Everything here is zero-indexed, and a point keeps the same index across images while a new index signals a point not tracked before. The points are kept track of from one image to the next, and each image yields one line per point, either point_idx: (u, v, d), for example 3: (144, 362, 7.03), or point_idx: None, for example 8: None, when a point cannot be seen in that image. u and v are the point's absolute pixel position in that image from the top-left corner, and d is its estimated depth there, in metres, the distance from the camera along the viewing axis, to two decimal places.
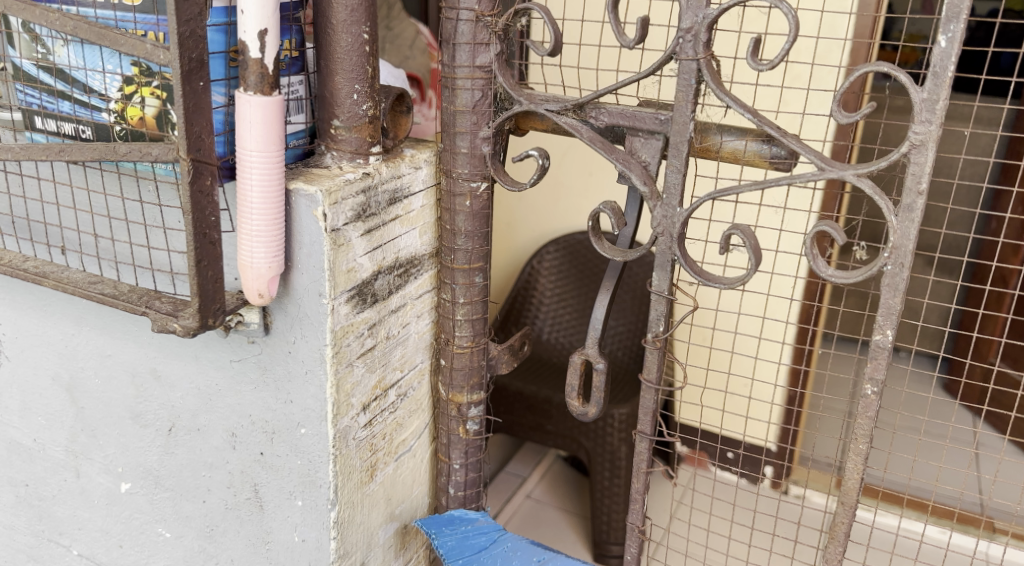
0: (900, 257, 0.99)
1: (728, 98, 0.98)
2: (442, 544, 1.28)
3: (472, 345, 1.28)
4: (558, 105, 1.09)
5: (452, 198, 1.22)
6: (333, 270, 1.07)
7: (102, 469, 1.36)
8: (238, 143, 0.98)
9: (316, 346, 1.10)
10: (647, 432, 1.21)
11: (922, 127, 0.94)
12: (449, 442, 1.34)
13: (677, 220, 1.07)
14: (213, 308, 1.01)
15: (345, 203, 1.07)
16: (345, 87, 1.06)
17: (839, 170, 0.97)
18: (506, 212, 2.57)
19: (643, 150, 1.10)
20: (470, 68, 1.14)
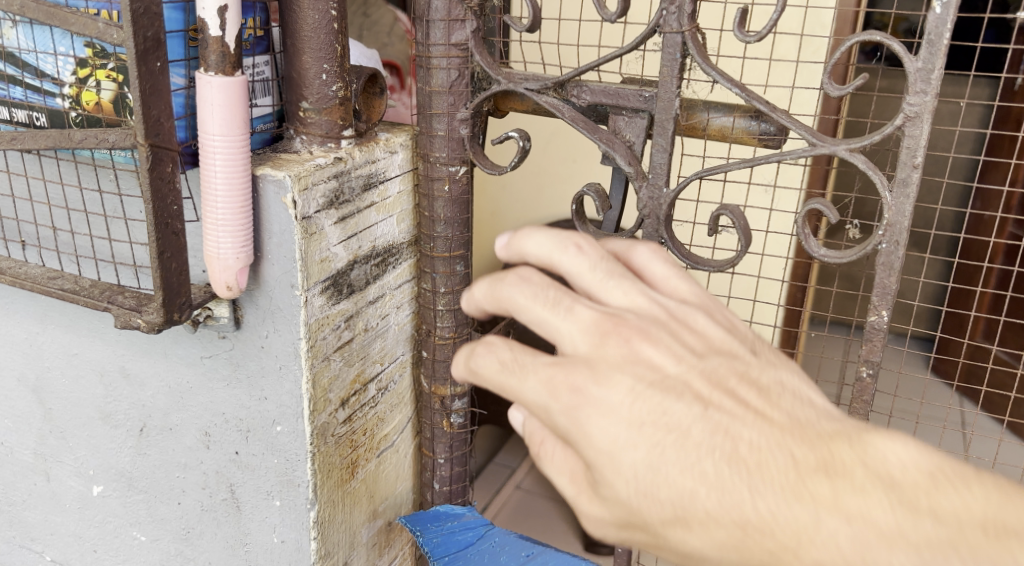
0: (896, 234, 0.95)
1: (715, 72, 0.93)
2: (428, 541, 1.24)
3: (454, 336, 1.24)
4: (537, 84, 1.04)
5: (430, 183, 1.17)
6: (305, 260, 1.02)
7: (73, 473, 1.31)
8: (199, 127, 0.93)
9: (289, 340, 1.06)
10: None
11: (917, 98, 0.90)
12: (433, 437, 1.30)
13: (663, 202, 1.02)
14: (179, 302, 0.96)
15: (316, 189, 1.02)
16: (313, 68, 1.01)
17: (831, 145, 0.92)
18: (490, 201, 2.48)
19: (627, 129, 1.05)
20: (445, 46, 1.09)
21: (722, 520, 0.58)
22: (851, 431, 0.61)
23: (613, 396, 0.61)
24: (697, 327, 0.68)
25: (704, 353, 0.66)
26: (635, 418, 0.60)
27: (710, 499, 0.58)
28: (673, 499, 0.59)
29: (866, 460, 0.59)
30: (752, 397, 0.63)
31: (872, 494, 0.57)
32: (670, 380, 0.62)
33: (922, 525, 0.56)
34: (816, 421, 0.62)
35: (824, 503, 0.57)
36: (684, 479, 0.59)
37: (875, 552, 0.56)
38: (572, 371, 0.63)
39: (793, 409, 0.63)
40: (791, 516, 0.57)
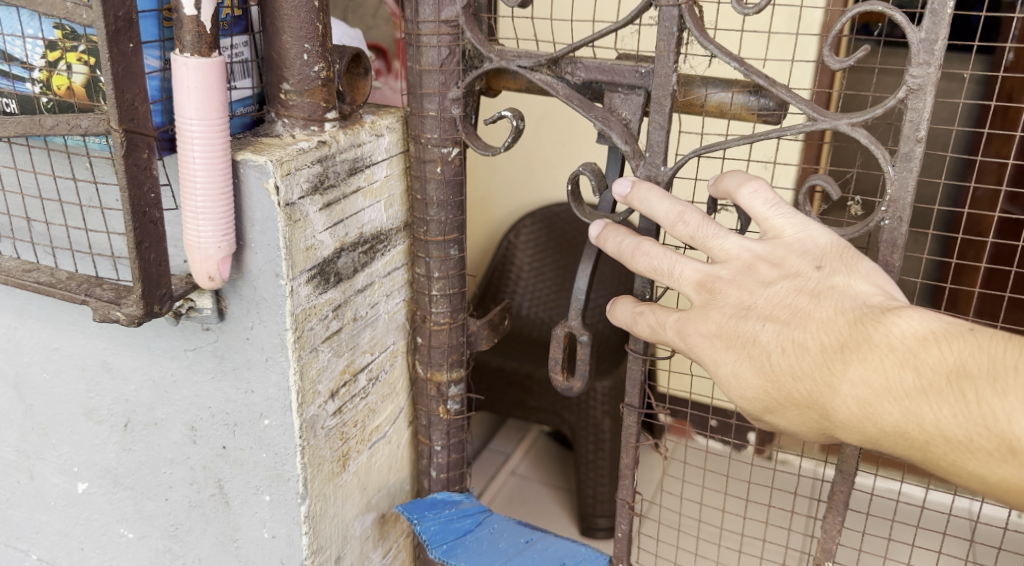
0: (899, 210, 0.92)
1: (713, 46, 0.90)
2: (425, 529, 1.20)
3: (450, 322, 1.22)
4: (531, 61, 1.01)
5: (423, 165, 1.14)
6: (289, 248, 0.98)
7: (57, 470, 1.28)
8: (176, 111, 0.89)
9: (275, 331, 1.02)
10: (636, 405, 1.15)
11: (920, 70, 0.87)
12: (429, 424, 1.28)
13: (662, 179, 1.00)
14: (159, 294, 0.92)
15: (300, 173, 0.98)
16: (293, 48, 0.97)
17: (832, 120, 0.89)
18: (481, 186, 2.58)
19: (623, 107, 1.02)
20: (435, 23, 1.05)
21: (777, 392, 0.89)
22: (870, 318, 0.85)
23: (711, 330, 0.91)
24: (778, 254, 0.90)
25: (774, 279, 0.89)
26: (725, 339, 0.90)
27: (770, 383, 0.89)
28: (752, 383, 0.90)
29: (875, 340, 0.83)
30: (802, 303, 0.87)
31: (872, 364, 0.83)
32: (748, 310, 0.89)
33: (905, 378, 0.82)
34: (847, 312, 0.86)
35: (838, 376, 0.85)
36: (757, 374, 0.89)
37: (873, 403, 0.84)
38: (689, 319, 0.93)
39: (835, 305, 0.86)
40: (818, 390, 0.86)
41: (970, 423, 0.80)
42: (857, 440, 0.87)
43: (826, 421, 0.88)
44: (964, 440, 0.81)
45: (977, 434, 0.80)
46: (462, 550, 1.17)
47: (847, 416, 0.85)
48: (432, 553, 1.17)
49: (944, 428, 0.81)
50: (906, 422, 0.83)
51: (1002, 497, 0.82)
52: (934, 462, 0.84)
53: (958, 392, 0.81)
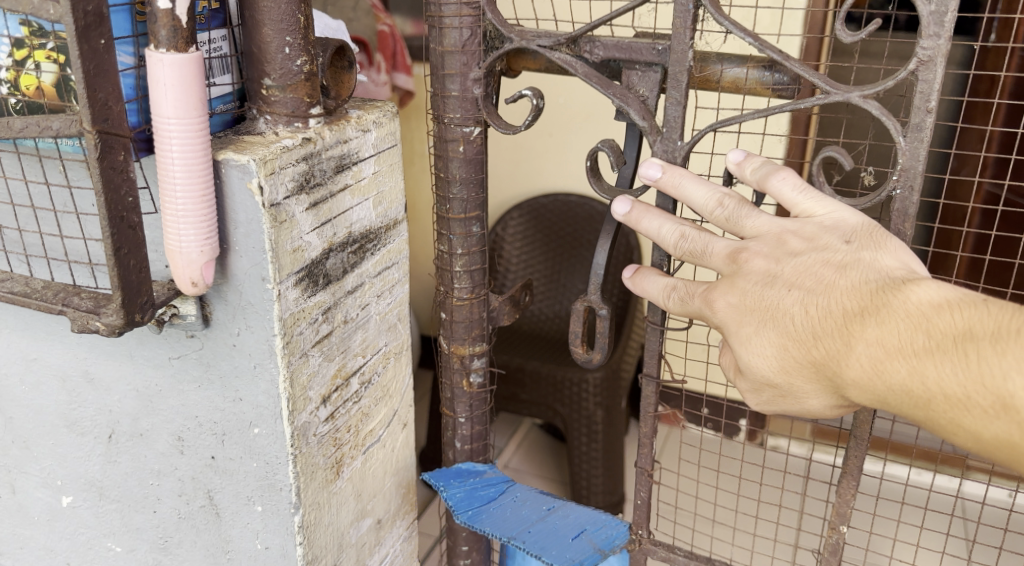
0: (910, 179, 0.92)
1: (728, 22, 0.92)
2: (451, 495, 1.25)
3: (472, 297, 1.24)
4: (551, 40, 1.02)
5: (444, 145, 1.17)
6: (276, 250, 0.94)
7: (39, 484, 1.23)
8: (153, 109, 0.85)
9: (264, 337, 0.98)
10: (654, 376, 1.17)
11: (931, 41, 0.86)
12: (453, 397, 1.30)
13: (678, 154, 1.01)
14: (141, 302, 0.88)
15: (284, 172, 0.94)
16: (274, 41, 0.93)
17: (844, 93, 0.89)
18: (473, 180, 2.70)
19: (640, 84, 1.04)
20: (457, 5, 1.08)
21: (796, 354, 0.88)
22: (892, 286, 0.84)
23: (737, 299, 0.91)
24: (809, 230, 0.90)
25: (803, 250, 0.89)
26: (748, 306, 0.90)
27: (790, 343, 0.88)
28: (772, 346, 0.89)
29: (894, 305, 0.82)
30: (829, 275, 0.87)
31: (889, 326, 0.82)
32: (775, 278, 0.89)
33: (916, 339, 0.81)
34: (870, 282, 0.85)
35: (854, 335, 0.83)
36: (779, 335, 0.88)
37: (884, 363, 0.82)
38: (716, 287, 0.93)
39: (861, 276, 0.86)
40: (832, 347, 0.85)
41: (970, 382, 0.78)
42: (866, 401, 0.85)
43: (838, 380, 0.86)
44: (962, 398, 0.79)
45: (975, 392, 0.78)
46: (487, 516, 1.22)
47: (857, 375, 0.84)
48: (459, 518, 1.22)
49: (945, 387, 0.79)
50: (911, 381, 0.81)
51: (995, 457, 0.79)
52: (935, 422, 0.81)
53: (962, 354, 0.79)
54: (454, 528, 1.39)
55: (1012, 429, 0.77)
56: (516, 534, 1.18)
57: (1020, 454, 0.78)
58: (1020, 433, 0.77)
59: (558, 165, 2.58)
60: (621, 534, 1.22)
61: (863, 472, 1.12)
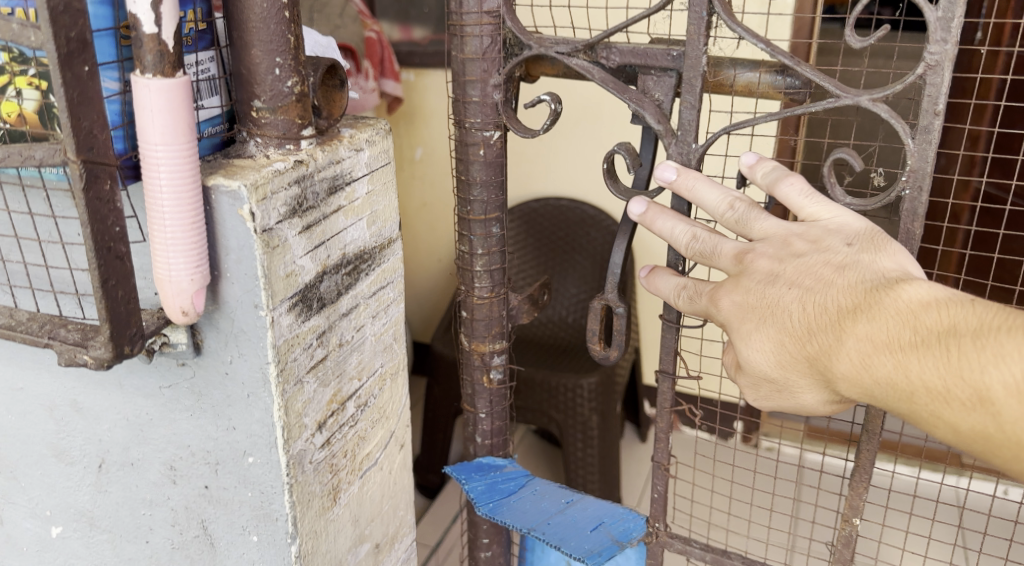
0: (919, 180, 0.97)
1: (741, 29, 0.96)
2: (472, 488, 1.29)
3: (491, 295, 1.27)
4: (568, 46, 1.07)
5: (465, 148, 1.20)
6: (269, 276, 0.91)
7: (28, 514, 1.20)
8: (140, 136, 0.82)
9: (257, 365, 0.95)
10: (669, 372, 1.21)
11: (938, 47, 0.90)
12: (474, 392, 1.34)
13: (693, 156, 1.05)
14: (130, 333, 0.85)
15: (276, 197, 0.91)
16: (263, 62, 0.90)
17: (854, 96, 0.95)
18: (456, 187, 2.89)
19: (656, 88, 1.07)
20: (478, 14, 1.12)
21: (792, 350, 0.90)
22: (885, 285, 0.86)
23: (740, 299, 0.94)
24: (814, 232, 0.93)
25: (806, 252, 0.92)
26: (751, 305, 0.93)
27: (787, 339, 0.90)
28: (769, 342, 0.92)
29: (884, 302, 0.84)
30: (828, 273, 0.89)
31: (878, 322, 0.84)
32: (777, 277, 0.91)
33: (904, 334, 0.83)
34: (866, 281, 0.87)
35: (845, 332, 0.86)
36: (777, 332, 0.91)
37: (874, 358, 0.84)
38: (721, 287, 0.96)
39: (858, 276, 0.88)
40: (825, 342, 0.87)
41: (950, 376, 0.80)
42: (854, 395, 0.87)
43: (829, 375, 0.88)
44: (942, 391, 0.81)
45: (955, 385, 0.80)
46: (507, 507, 1.27)
47: (847, 370, 0.86)
48: (480, 509, 1.26)
49: (927, 380, 0.81)
50: (897, 375, 0.83)
51: (974, 448, 0.82)
52: (918, 414, 0.84)
53: (944, 349, 0.81)
54: (476, 520, 1.42)
55: (989, 421, 0.80)
56: (536, 526, 1.22)
57: (994, 446, 0.80)
58: (995, 426, 0.79)
59: (555, 171, 2.57)
60: (638, 526, 1.28)
61: (873, 464, 1.18)
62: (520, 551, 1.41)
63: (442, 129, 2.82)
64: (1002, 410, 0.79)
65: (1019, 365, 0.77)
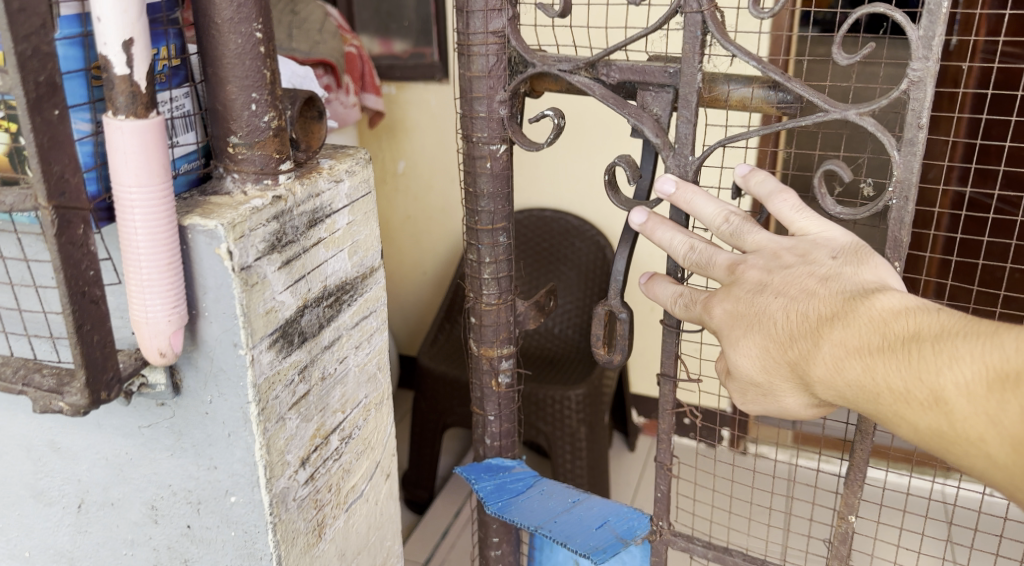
0: (905, 191, 0.98)
1: (734, 47, 0.99)
2: (482, 488, 1.30)
3: (499, 302, 1.27)
4: (570, 64, 1.08)
5: (473, 162, 1.20)
6: (248, 315, 0.89)
7: (5, 556, 1.17)
8: (113, 178, 0.81)
9: (237, 405, 0.94)
10: (671, 375, 1.23)
11: (921, 63, 0.93)
12: (483, 396, 1.33)
13: (689, 168, 1.07)
14: (107, 378, 0.84)
15: (254, 234, 0.89)
16: (239, 98, 0.89)
17: (842, 110, 0.97)
18: (440, 199, 2.89)
19: (654, 104, 1.09)
20: (484, 34, 1.12)
21: (773, 356, 0.91)
22: (862, 294, 0.87)
23: (732, 306, 0.94)
24: (802, 246, 0.94)
25: (794, 264, 0.92)
26: (739, 313, 0.93)
27: (772, 345, 0.90)
28: (756, 348, 0.92)
29: (859, 311, 0.85)
30: (813, 285, 0.90)
31: (852, 327, 0.85)
32: (765, 286, 0.91)
33: (873, 339, 0.83)
34: (846, 292, 0.88)
35: (820, 337, 0.86)
36: (762, 339, 0.91)
37: (846, 363, 0.85)
38: (715, 295, 0.96)
39: (839, 287, 0.88)
40: (802, 346, 0.88)
41: (911, 378, 0.81)
42: (830, 398, 0.88)
43: (805, 378, 0.88)
44: (903, 392, 0.81)
45: (915, 387, 0.81)
46: (514, 505, 1.29)
47: (822, 373, 0.86)
48: (489, 509, 1.28)
49: (891, 382, 0.82)
50: (866, 378, 0.83)
51: (933, 450, 0.82)
52: (882, 415, 0.84)
53: (907, 352, 0.81)
54: (486, 520, 1.41)
55: (943, 421, 0.80)
56: (543, 524, 1.24)
57: (949, 446, 0.80)
58: (948, 426, 0.79)
59: (548, 179, 2.63)
60: (643, 524, 1.28)
61: (868, 463, 1.19)
62: (529, 549, 1.40)
63: (425, 142, 2.82)
64: (955, 410, 0.79)
65: (972, 367, 0.78)
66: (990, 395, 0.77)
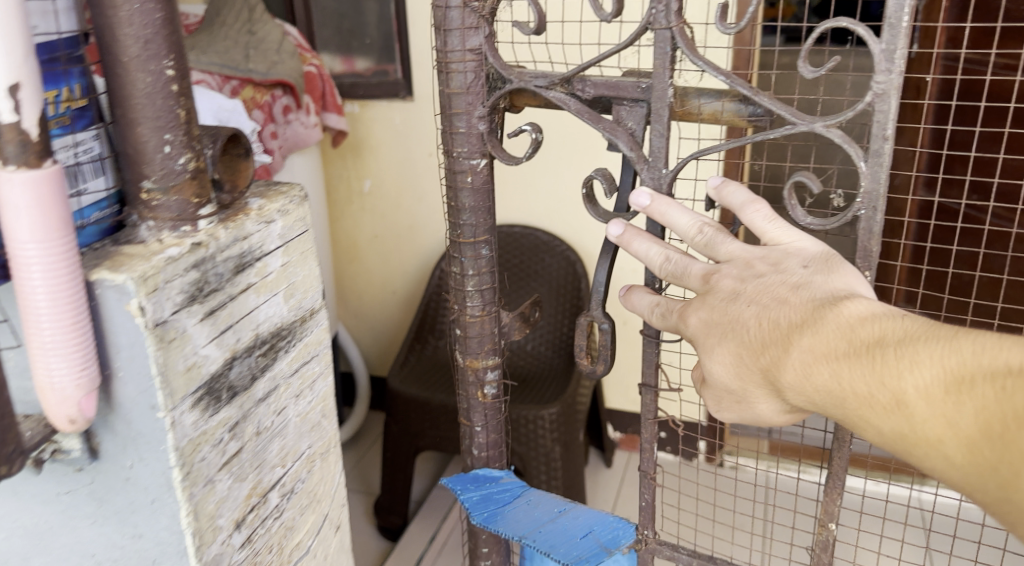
0: (874, 200, 0.98)
1: (702, 61, 0.98)
2: (467, 499, 1.26)
3: (483, 313, 1.23)
4: (546, 80, 1.06)
5: (454, 176, 1.18)
6: (165, 373, 0.83)
7: None
8: (6, 234, 0.74)
9: (159, 470, 0.87)
10: (651, 385, 1.20)
11: (884, 76, 0.93)
12: (469, 407, 1.29)
13: (664, 181, 1.05)
14: (7, 452, 0.77)
15: (170, 286, 0.83)
16: (151, 140, 0.83)
17: (809, 122, 0.96)
18: (409, 216, 2.80)
19: (629, 118, 1.08)
20: (462, 51, 1.10)
21: (744, 363, 0.91)
22: (830, 302, 0.88)
23: (707, 315, 0.94)
24: (774, 255, 0.95)
25: (767, 272, 0.93)
26: (715, 321, 0.93)
27: (744, 352, 0.91)
28: (729, 355, 0.92)
29: (827, 317, 0.86)
30: (789, 294, 0.90)
31: (820, 333, 0.86)
32: (738, 294, 0.92)
33: (840, 345, 0.84)
34: (816, 300, 0.89)
35: (789, 344, 0.87)
36: (735, 347, 0.92)
37: (815, 368, 0.85)
38: (690, 304, 0.96)
39: (811, 295, 0.89)
40: (772, 353, 0.88)
41: (874, 382, 0.82)
42: (800, 403, 0.88)
43: (775, 384, 0.89)
44: (866, 396, 0.83)
45: (878, 391, 0.82)
46: (503, 515, 1.24)
47: (790, 379, 0.87)
48: (475, 519, 1.23)
49: (856, 387, 0.83)
50: (833, 383, 0.84)
51: (895, 452, 0.83)
52: (848, 418, 0.85)
53: (871, 358, 0.82)
54: (476, 529, 1.34)
55: (905, 424, 0.81)
56: (528, 534, 1.19)
57: (910, 449, 0.81)
58: (909, 429, 0.81)
59: (517, 195, 2.58)
60: (628, 534, 1.24)
61: (847, 471, 1.16)
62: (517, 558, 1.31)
63: (390, 160, 2.73)
64: (917, 414, 0.80)
65: (932, 371, 0.79)
66: (948, 397, 0.78)
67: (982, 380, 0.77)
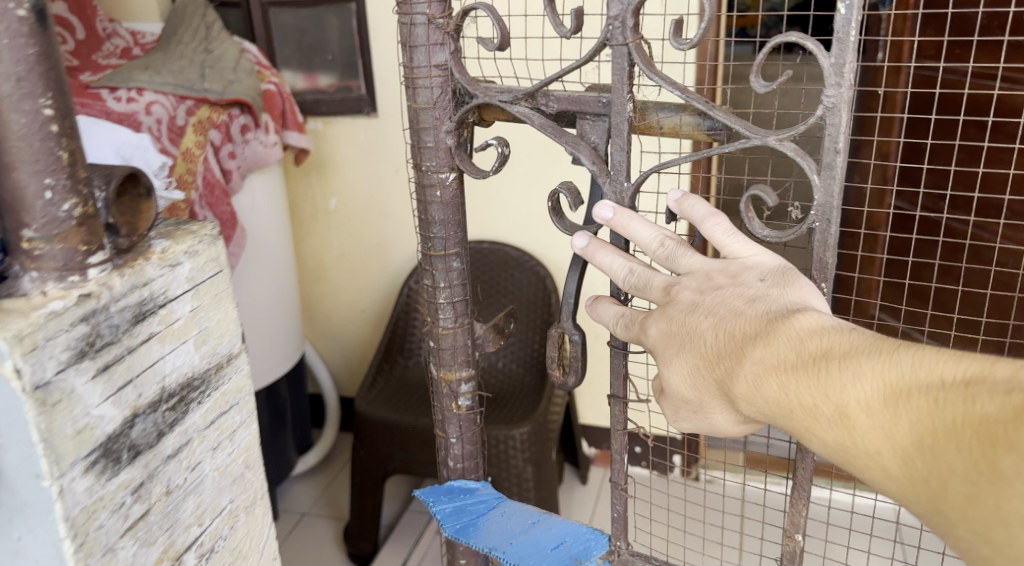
0: (827, 212, 0.93)
1: (657, 77, 0.93)
2: (439, 510, 1.21)
3: (456, 325, 1.20)
4: (509, 95, 1.03)
5: (424, 191, 1.15)
6: (49, 439, 0.76)
7: None
8: None
9: (48, 542, 0.79)
10: (620, 396, 1.14)
11: (833, 90, 0.88)
12: (444, 418, 1.25)
13: (626, 195, 1.01)
14: None
15: (54, 343, 0.76)
16: (30, 185, 0.77)
17: (762, 135, 0.91)
18: (375, 235, 2.73)
19: (592, 132, 1.03)
20: (428, 67, 1.08)
21: (702, 374, 0.89)
22: (784, 315, 0.85)
23: (666, 325, 0.93)
24: (733, 269, 0.93)
25: (725, 284, 0.92)
26: (675, 333, 0.91)
27: (703, 364, 0.89)
28: (687, 367, 0.91)
29: (779, 328, 0.84)
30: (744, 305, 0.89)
31: (771, 345, 0.83)
32: (697, 306, 0.91)
33: (789, 356, 0.82)
34: (770, 313, 0.87)
35: (742, 355, 0.85)
36: (694, 359, 0.90)
37: (764, 379, 0.83)
38: (650, 316, 0.95)
39: (766, 307, 0.88)
40: (726, 364, 0.87)
41: (818, 392, 0.79)
42: (753, 415, 0.86)
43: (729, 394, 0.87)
44: (810, 406, 0.80)
45: (821, 402, 0.79)
46: (474, 530, 1.17)
47: (743, 389, 0.85)
48: (445, 531, 1.18)
49: (801, 397, 0.80)
50: (781, 394, 0.82)
51: (841, 466, 0.80)
52: (796, 430, 0.82)
53: (816, 369, 0.80)
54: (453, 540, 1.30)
55: (846, 436, 0.77)
56: (497, 547, 1.13)
57: (853, 464, 0.78)
58: (850, 442, 0.77)
59: (481, 209, 2.51)
60: (600, 545, 1.17)
61: (811, 481, 1.10)
62: None
63: (356, 178, 2.66)
64: (857, 426, 0.77)
65: (872, 383, 0.76)
66: (886, 409, 0.75)
67: (919, 393, 0.74)
